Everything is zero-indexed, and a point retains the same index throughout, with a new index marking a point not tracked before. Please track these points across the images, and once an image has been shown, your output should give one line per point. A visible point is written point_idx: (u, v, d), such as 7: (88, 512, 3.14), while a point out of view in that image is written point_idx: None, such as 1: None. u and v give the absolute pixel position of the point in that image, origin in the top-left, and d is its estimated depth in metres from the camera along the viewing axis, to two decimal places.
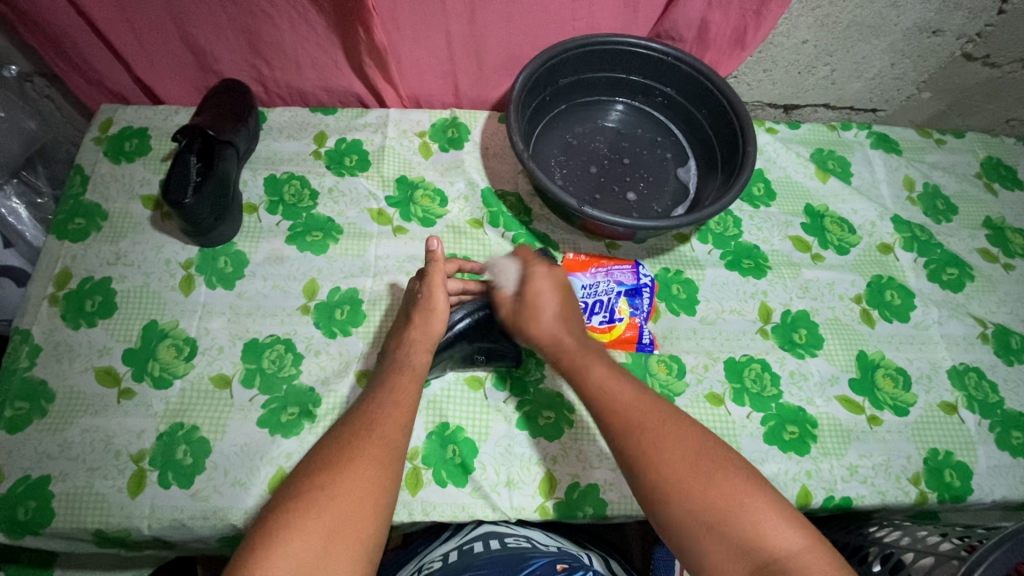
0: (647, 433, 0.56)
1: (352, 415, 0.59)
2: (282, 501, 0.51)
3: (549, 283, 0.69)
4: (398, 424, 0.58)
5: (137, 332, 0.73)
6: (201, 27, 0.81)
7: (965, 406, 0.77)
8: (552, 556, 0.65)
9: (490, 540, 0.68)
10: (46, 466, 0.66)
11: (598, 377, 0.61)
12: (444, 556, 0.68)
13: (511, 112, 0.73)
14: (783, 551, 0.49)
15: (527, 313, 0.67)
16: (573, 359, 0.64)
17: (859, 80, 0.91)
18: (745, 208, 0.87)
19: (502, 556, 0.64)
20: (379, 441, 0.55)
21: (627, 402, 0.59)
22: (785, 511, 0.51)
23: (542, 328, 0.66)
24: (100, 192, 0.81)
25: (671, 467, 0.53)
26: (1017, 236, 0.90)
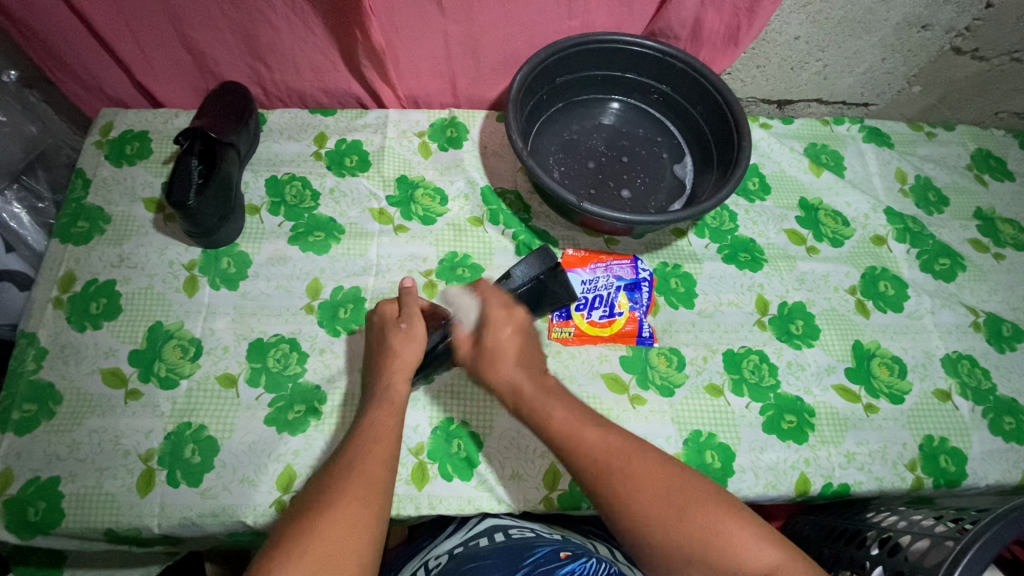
0: (620, 481, 0.58)
1: (336, 459, 0.59)
2: (271, 548, 0.51)
3: (508, 326, 0.68)
4: (380, 463, 0.59)
5: (142, 333, 0.74)
6: (200, 30, 0.81)
7: (959, 393, 0.78)
8: (556, 544, 0.65)
9: (494, 532, 0.69)
10: (56, 467, 0.66)
11: (563, 420, 0.62)
12: (448, 550, 0.68)
13: (510, 110, 0.74)
14: (760, 571, 0.53)
15: (486, 358, 0.66)
16: (538, 397, 0.64)
17: (851, 75, 0.93)
18: (741, 202, 0.89)
19: (505, 547, 0.64)
20: (361, 483, 0.56)
21: (598, 445, 0.60)
22: (757, 530, 0.55)
23: (510, 366, 0.66)
24: (102, 195, 0.81)
25: (647, 508, 0.56)
26: (1007, 226, 0.92)
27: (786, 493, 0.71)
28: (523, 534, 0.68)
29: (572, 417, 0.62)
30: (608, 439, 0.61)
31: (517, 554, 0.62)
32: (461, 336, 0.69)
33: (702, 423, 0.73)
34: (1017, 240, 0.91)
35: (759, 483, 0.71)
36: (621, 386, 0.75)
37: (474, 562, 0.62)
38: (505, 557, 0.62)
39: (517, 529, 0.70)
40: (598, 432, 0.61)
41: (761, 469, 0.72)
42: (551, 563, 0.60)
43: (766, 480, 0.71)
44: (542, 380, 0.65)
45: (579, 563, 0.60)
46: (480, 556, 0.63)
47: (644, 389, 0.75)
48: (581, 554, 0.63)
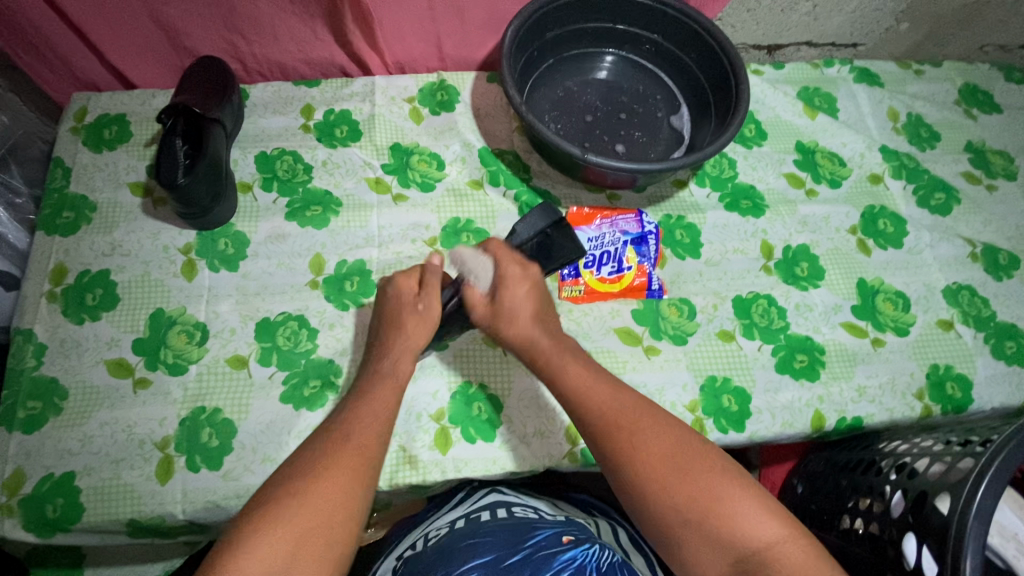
0: (625, 433, 0.57)
1: (333, 425, 0.59)
2: (262, 503, 0.52)
3: (523, 285, 0.66)
4: (376, 437, 0.58)
5: (144, 321, 0.72)
6: (170, 3, 0.77)
7: (961, 321, 0.80)
8: (558, 526, 0.69)
9: (498, 509, 0.74)
10: (69, 462, 0.65)
11: (577, 376, 0.61)
12: (452, 523, 0.72)
13: (505, 65, 0.73)
14: (761, 541, 0.52)
15: (504, 317, 0.65)
16: (549, 359, 0.63)
17: (840, 15, 0.92)
18: (739, 149, 0.88)
19: (506, 526, 0.69)
20: (355, 452, 0.56)
21: (608, 403, 0.60)
22: (762, 502, 0.53)
23: (520, 332, 0.64)
24: (85, 183, 0.78)
25: (651, 462, 0.56)
26: (997, 158, 0.93)
27: (802, 430, 0.73)
28: (523, 514, 0.72)
29: (583, 376, 0.61)
30: (621, 397, 0.60)
31: (519, 536, 0.67)
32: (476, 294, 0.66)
33: (717, 368, 0.74)
34: (1007, 171, 0.93)
35: (776, 423, 0.73)
36: (635, 339, 0.75)
37: (474, 539, 0.67)
38: (502, 538, 0.66)
39: (521, 508, 0.75)
40: (610, 391, 0.61)
41: (777, 408, 0.73)
42: (552, 547, 0.64)
43: (782, 419, 0.73)
44: (552, 339, 0.64)
45: (580, 548, 0.64)
46: (481, 534, 0.68)
47: (658, 339, 0.75)
48: (581, 537, 0.66)
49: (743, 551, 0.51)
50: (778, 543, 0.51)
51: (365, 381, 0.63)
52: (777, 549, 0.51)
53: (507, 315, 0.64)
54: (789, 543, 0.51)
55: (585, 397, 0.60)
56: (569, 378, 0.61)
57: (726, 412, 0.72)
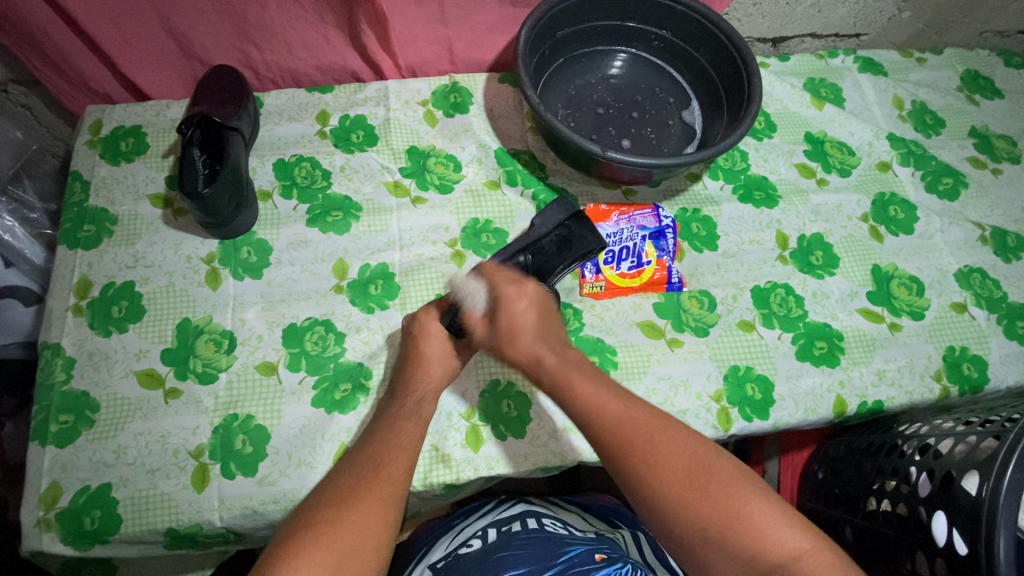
0: (643, 449, 0.57)
1: (362, 455, 0.59)
2: (295, 535, 0.53)
3: (522, 302, 0.64)
4: (403, 466, 0.59)
5: (171, 331, 0.72)
6: (184, 13, 0.77)
7: (974, 303, 0.82)
8: (589, 543, 0.70)
9: (529, 519, 0.75)
10: (105, 474, 0.65)
11: (587, 393, 0.60)
12: (484, 533, 0.74)
13: (521, 65, 0.73)
14: (786, 554, 0.52)
15: (505, 335, 0.63)
16: (557, 378, 0.62)
17: (844, 5, 0.93)
18: (749, 142, 0.89)
19: (538, 539, 0.70)
20: (385, 482, 0.57)
21: (621, 416, 0.59)
22: (786, 514, 0.54)
23: (521, 351, 0.63)
24: (105, 196, 0.78)
25: (668, 479, 0.56)
26: (1000, 142, 0.95)
27: (825, 416, 0.74)
28: (555, 527, 0.74)
29: (592, 389, 0.61)
30: (632, 410, 0.60)
31: (551, 551, 0.68)
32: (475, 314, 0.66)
33: (739, 358, 0.76)
34: (1011, 154, 0.94)
35: (800, 409, 0.74)
36: (657, 332, 0.76)
37: (507, 551, 0.68)
38: (538, 553, 0.68)
39: (551, 520, 0.76)
40: (624, 406, 0.60)
41: (800, 395, 0.74)
42: (585, 565, 0.65)
43: (806, 405, 0.74)
44: (557, 357, 0.63)
45: (613, 568, 0.65)
46: (515, 546, 0.69)
47: (680, 332, 0.76)
48: (614, 556, 0.67)
49: (769, 565, 0.52)
50: (803, 556, 0.52)
51: (392, 410, 0.64)
52: (802, 559, 0.52)
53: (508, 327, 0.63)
54: (813, 554, 0.52)
55: (596, 409, 0.59)
56: (578, 389, 0.61)
57: (750, 401, 0.73)
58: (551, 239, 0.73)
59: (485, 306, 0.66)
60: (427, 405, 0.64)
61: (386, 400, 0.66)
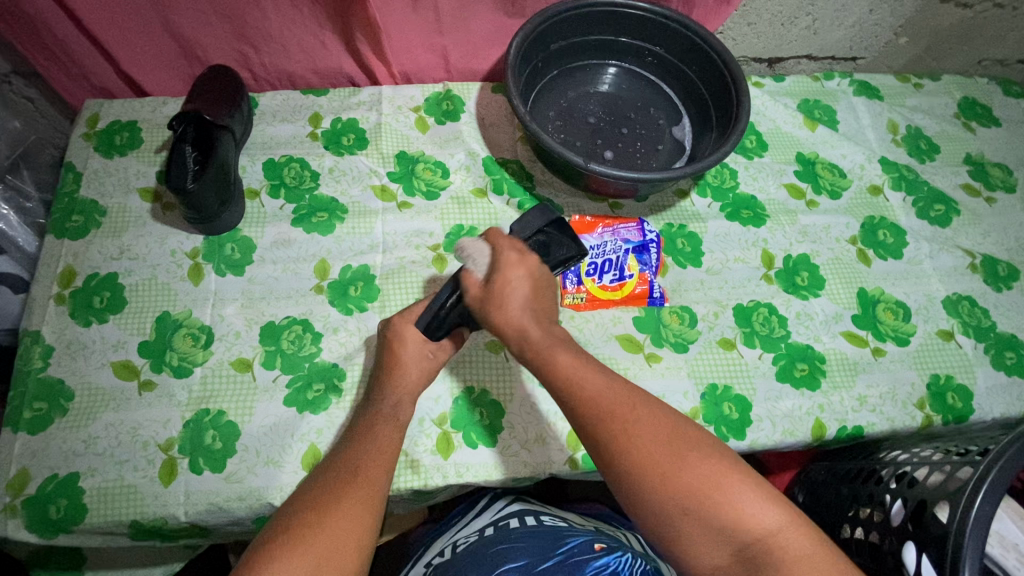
0: (623, 423, 0.54)
1: (341, 461, 0.59)
2: (272, 540, 0.52)
3: (519, 270, 0.62)
4: (382, 468, 0.59)
5: (150, 324, 0.72)
6: (183, 13, 0.79)
7: (961, 331, 0.81)
8: (587, 534, 0.70)
9: (526, 516, 0.74)
10: (73, 463, 0.65)
11: (566, 367, 0.58)
12: (480, 530, 0.73)
13: (509, 75, 0.74)
14: (764, 531, 0.50)
15: (496, 301, 0.61)
16: (540, 351, 0.59)
17: (839, 28, 0.93)
18: (739, 160, 0.89)
19: (538, 532, 0.70)
20: (365, 485, 0.56)
21: (598, 394, 0.56)
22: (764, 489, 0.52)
23: (508, 318, 0.60)
24: (95, 188, 0.80)
25: (644, 456, 0.53)
26: (996, 170, 0.94)
27: (803, 439, 0.73)
28: (553, 522, 0.73)
29: (576, 367, 0.58)
30: (612, 386, 0.57)
31: (551, 544, 0.68)
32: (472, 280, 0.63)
33: (717, 376, 0.75)
34: (1006, 183, 0.93)
35: (777, 431, 0.73)
36: (636, 346, 0.76)
37: (508, 545, 0.68)
38: (537, 544, 0.68)
39: (548, 516, 0.75)
40: (603, 383, 0.57)
41: (778, 416, 0.73)
42: (584, 555, 0.66)
43: (784, 427, 0.73)
44: (543, 332, 0.61)
45: (613, 556, 0.66)
46: (515, 540, 0.69)
47: (659, 347, 0.76)
48: (612, 546, 0.68)
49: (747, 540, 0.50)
50: (779, 531, 0.50)
51: (369, 412, 0.64)
52: (778, 535, 0.50)
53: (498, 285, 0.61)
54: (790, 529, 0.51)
55: (576, 385, 0.57)
56: (563, 369, 0.58)
57: (727, 419, 0.72)
58: (531, 245, 0.72)
59: (485, 271, 0.63)
60: (405, 408, 0.64)
61: (363, 404, 0.66)
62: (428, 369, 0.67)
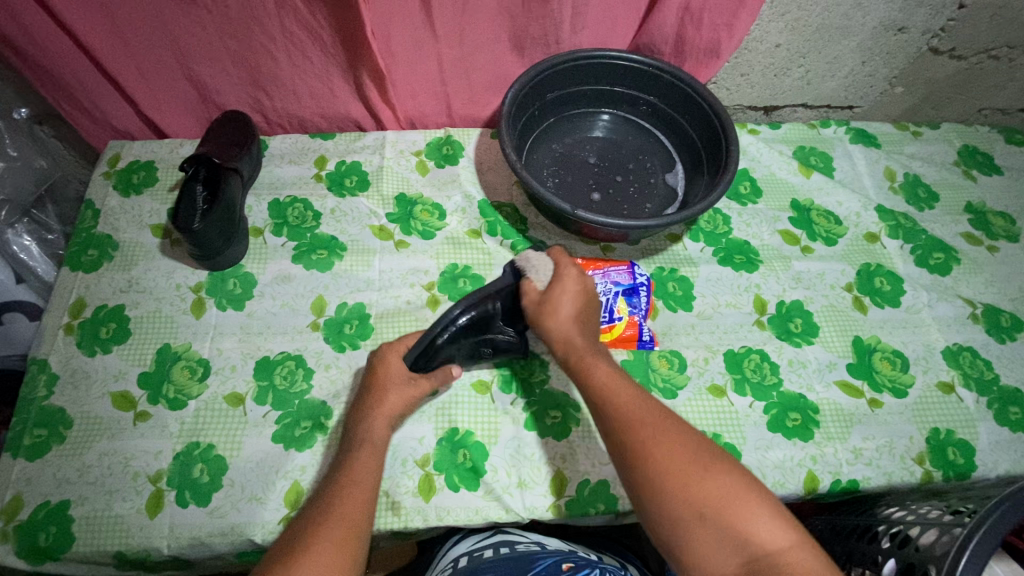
0: (641, 433, 0.56)
1: (320, 504, 0.58)
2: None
3: (575, 284, 0.66)
4: (360, 503, 0.58)
5: (150, 356, 0.75)
6: (203, 63, 0.84)
7: (962, 384, 0.79)
8: (557, 555, 0.65)
9: (501, 546, 0.68)
10: (66, 490, 0.67)
11: (602, 378, 0.61)
12: (456, 561, 0.68)
13: (502, 124, 0.77)
14: (772, 546, 0.49)
15: (547, 307, 0.65)
16: (581, 359, 0.63)
17: (833, 79, 0.95)
18: (732, 206, 0.90)
19: (510, 559, 0.65)
20: (341, 524, 0.56)
21: (630, 402, 0.59)
22: (777, 511, 0.51)
23: (557, 326, 0.65)
24: (111, 224, 0.84)
25: (669, 465, 0.54)
26: (998, 219, 0.93)
27: (795, 491, 0.71)
28: (526, 545, 0.68)
29: (611, 376, 0.61)
30: (646, 398, 0.60)
31: (520, 568, 0.62)
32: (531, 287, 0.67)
33: (706, 424, 0.74)
34: (1009, 232, 0.92)
35: (767, 482, 0.71)
36: None
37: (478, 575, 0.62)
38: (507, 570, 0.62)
39: (522, 542, 0.69)
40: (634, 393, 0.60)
41: (768, 467, 0.72)
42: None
43: (774, 479, 0.71)
44: (587, 342, 0.65)
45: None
46: (485, 569, 0.63)
47: (647, 392, 0.75)
48: (582, 566, 0.63)
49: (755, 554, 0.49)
50: (788, 551, 0.49)
51: (349, 447, 0.64)
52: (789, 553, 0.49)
53: (552, 296, 0.65)
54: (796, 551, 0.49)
55: (613, 390, 0.60)
56: (598, 374, 0.62)
57: None
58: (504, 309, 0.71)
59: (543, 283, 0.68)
60: (382, 431, 0.64)
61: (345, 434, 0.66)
62: (407, 396, 0.67)
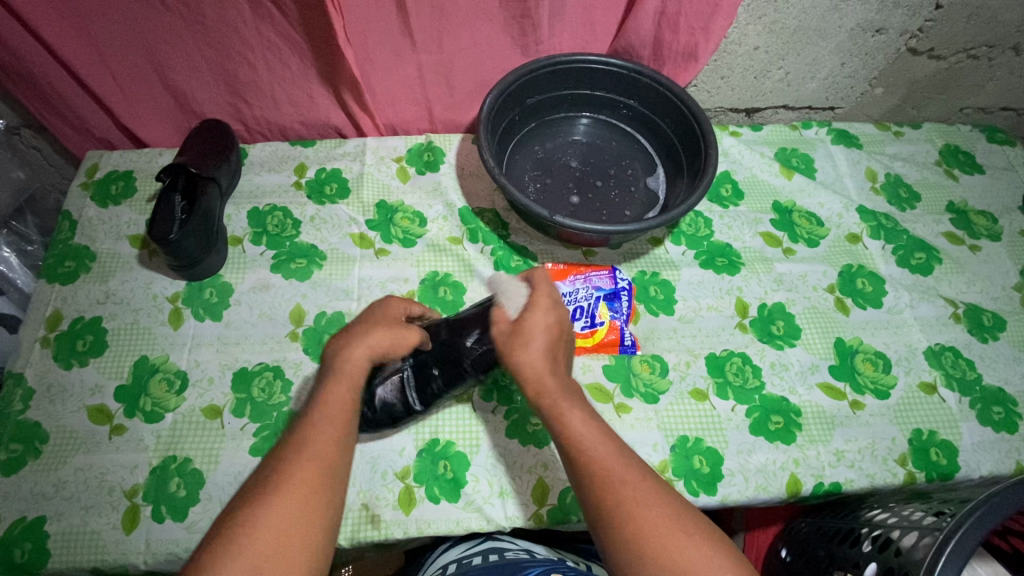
0: (625, 490, 0.54)
1: (289, 445, 0.56)
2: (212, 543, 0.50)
3: (547, 313, 0.61)
4: (331, 442, 0.56)
5: (128, 368, 0.74)
6: (180, 72, 0.84)
7: (944, 384, 0.79)
8: (547, 565, 0.62)
9: (490, 553, 0.66)
10: (42, 507, 0.66)
11: (577, 426, 0.56)
12: (444, 567, 0.66)
13: (480, 130, 0.76)
14: None
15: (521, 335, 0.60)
16: (556, 401, 0.57)
17: (813, 80, 0.95)
18: (714, 209, 0.90)
19: (497, 566, 0.62)
20: (309, 467, 0.54)
21: (608, 458, 0.55)
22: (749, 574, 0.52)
23: (523, 360, 0.59)
24: (89, 235, 0.84)
25: (653, 529, 0.52)
26: (980, 218, 0.93)
27: (777, 495, 0.71)
28: (517, 555, 0.65)
29: (588, 428, 0.56)
30: (622, 453, 0.56)
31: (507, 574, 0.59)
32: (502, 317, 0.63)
33: (688, 428, 0.74)
34: (990, 231, 0.92)
35: (749, 486, 0.71)
36: (605, 396, 0.75)
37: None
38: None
39: (514, 551, 0.67)
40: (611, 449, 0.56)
41: (750, 471, 0.71)
42: None
43: (756, 483, 0.71)
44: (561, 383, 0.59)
45: None
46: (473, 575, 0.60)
47: (629, 397, 0.75)
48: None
49: None
50: None
51: (321, 383, 0.60)
52: None
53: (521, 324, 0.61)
54: None
55: (587, 446, 0.56)
56: (571, 426, 0.56)
57: (697, 474, 0.71)
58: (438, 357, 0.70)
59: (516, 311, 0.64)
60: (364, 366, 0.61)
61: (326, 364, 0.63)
62: (392, 336, 0.64)
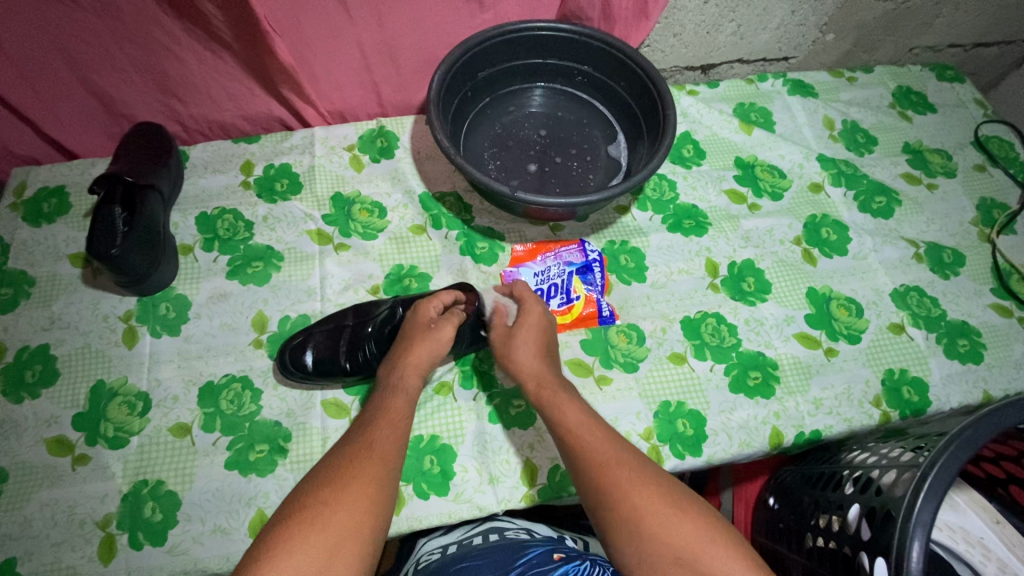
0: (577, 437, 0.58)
1: (339, 451, 0.57)
2: (251, 560, 0.48)
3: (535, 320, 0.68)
4: (395, 442, 0.58)
5: (84, 395, 0.71)
6: (102, 72, 0.78)
7: (912, 323, 0.80)
8: (549, 544, 0.60)
9: (490, 533, 0.65)
10: (10, 548, 0.63)
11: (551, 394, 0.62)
12: (443, 548, 0.64)
13: (431, 107, 0.72)
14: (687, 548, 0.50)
15: (519, 335, 0.66)
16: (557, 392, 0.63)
17: (765, 31, 0.94)
18: (677, 170, 0.89)
19: (499, 547, 0.60)
20: (372, 460, 0.56)
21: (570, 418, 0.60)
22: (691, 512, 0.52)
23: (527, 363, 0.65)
24: (25, 258, 0.78)
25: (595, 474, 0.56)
26: (935, 156, 0.95)
27: (761, 449, 0.72)
28: (516, 534, 0.64)
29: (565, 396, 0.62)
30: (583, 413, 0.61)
31: (509, 555, 0.58)
32: (500, 320, 0.69)
33: (669, 394, 0.74)
34: (946, 168, 0.94)
35: (734, 443, 0.72)
36: (585, 370, 0.74)
37: (466, 562, 0.58)
38: (497, 557, 0.58)
39: (513, 530, 0.66)
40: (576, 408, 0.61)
41: (733, 429, 0.72)
42: (543, 566, 0.55)
43: (740, 439, 0.72)
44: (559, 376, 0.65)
45: (572, 565, 0.55)
46: (473, 556, 0.59)
47: (609, 368, 0.75)
48: (575, 554, 0.57)
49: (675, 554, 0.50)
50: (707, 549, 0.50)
51: (377, 402, 0.62)
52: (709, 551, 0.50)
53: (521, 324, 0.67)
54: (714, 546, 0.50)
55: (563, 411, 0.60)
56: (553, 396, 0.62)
57: (681, 437, 0.71)
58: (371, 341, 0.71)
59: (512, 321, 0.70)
60: (412, 378, 0.63)
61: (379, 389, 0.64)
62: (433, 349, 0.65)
